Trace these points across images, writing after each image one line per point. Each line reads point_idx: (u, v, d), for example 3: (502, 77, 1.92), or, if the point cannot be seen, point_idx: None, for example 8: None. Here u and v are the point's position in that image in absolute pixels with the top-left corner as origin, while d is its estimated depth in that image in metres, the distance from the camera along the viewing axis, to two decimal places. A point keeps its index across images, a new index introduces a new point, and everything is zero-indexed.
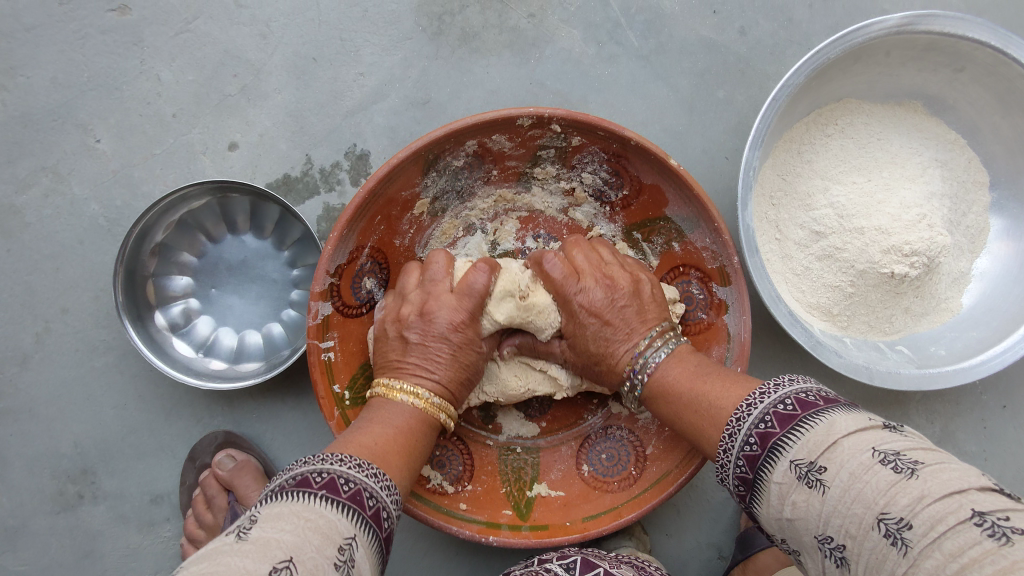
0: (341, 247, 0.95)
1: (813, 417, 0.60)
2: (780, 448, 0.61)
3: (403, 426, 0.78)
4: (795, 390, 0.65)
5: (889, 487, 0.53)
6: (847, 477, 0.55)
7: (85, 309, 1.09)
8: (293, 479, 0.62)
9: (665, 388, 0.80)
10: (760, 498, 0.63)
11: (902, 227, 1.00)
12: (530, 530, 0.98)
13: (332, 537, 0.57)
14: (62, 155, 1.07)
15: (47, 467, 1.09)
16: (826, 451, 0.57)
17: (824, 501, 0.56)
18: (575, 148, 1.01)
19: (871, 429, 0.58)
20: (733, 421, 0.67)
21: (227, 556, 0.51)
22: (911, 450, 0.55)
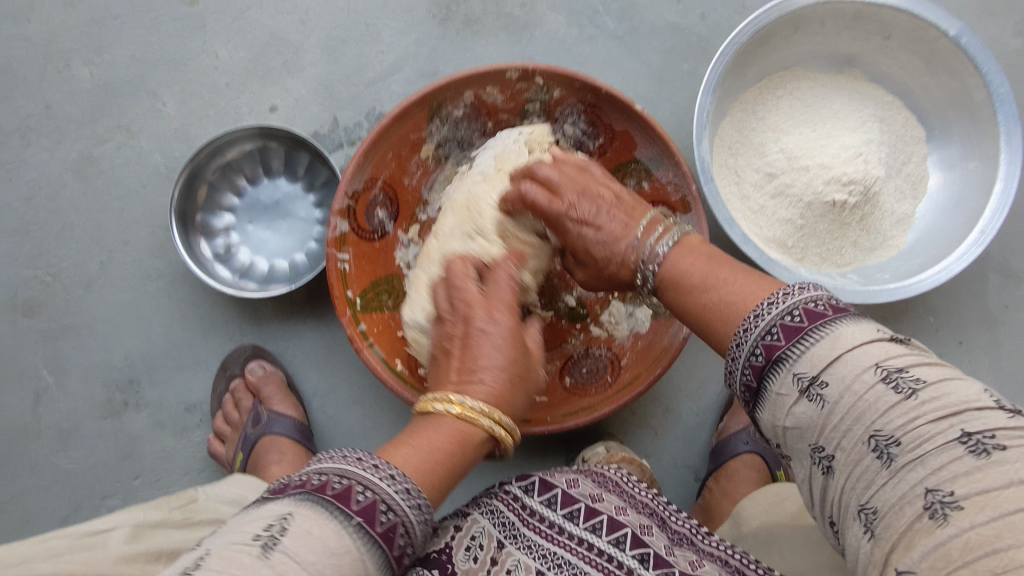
0: (358, 174, 1.13)
1: (816, 332, 0.63)
2: (787, 359, 0.64)
3: (451, 433, 0.78)
4: (780, 313, 0.66)
5: (888, 409, 0.58)
6: (850, 395, 0.60)
7: (142, 241, 1.29)
8: (318, 480, 0.67)
9: (677, 280, 0.82)
10: (763, 405, 0.68)
11: (841, 163, 1.15)
12: (514, 423, 1.12)
13: (352, 571, 0.63)
14: (135, 116, 1.30)
15: (100, 376, 1.27)
16: (828, 366, 0.61)
17: (825, 415, 0.61)
18: (557, 100, 1.20)
19: (877, 343, 0.61)
20: (739, 332, 0.70)
21: (243, 570, 0.57)
22: (918, 368, 0.59)
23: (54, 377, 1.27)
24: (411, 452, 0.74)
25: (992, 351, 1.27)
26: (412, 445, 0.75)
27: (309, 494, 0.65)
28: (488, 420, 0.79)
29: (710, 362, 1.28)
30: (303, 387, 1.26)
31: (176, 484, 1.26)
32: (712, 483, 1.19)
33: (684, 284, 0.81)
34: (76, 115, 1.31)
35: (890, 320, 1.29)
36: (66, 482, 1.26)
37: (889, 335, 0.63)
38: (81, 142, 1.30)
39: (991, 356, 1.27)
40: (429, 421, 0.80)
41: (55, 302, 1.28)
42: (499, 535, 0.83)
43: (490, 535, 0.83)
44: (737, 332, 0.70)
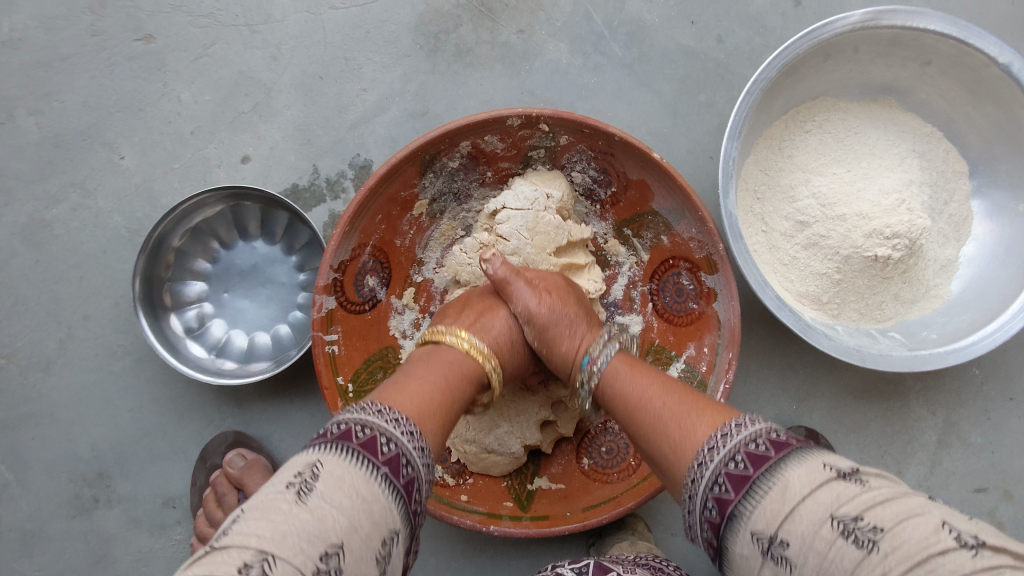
0: (343, 244, 1.00)
1: (774, 470, 0.60)
2: (741, 514, 0.60)
3: (448, 381, 0.79)
4: (743, 440, 0.64)
5: (853, 567, 0.51)
6: (814, 555, 0.53)
7: (105, 315, 1.15)
8: (338, 429, 0.62)
9: (622, 396, 0.82)
10: (729, 564, 0.63)
11: (882, 211, 1.03)
12: (530, 520, 1.02)
13: (382, 525, 0.57)
14: (89, 172, 1.16)
15: (65, 470, 1.15)
16: (785, 522, 0.56)
17: (796, 575, 0.55)
18: (563, 147, 1.07)
19: (832, 479, 0.57)
20: (694, 467, 0.67)
21: (282, 523, 0.52)
22: (874, 491, 0.55)
23: (15, 472, 1.15)
24: (414, 380, 0.76)
25: None
26: (408, 377, 0.77)
27: (331, 443, 0.60)
28: (490, 362, 0.87)
29: None
30: None
31: None
32: None
33: (625, 401, 0.82)
34: (23, 173, 1.16)
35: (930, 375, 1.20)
36: None
37: (840, 474, 0.58)
38: (30, 203, 1.16)
39: None
40: (434, 350, 0.86)
41: (10, 389, 1.15)
42: None
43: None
44: (688, 471, 0.68)
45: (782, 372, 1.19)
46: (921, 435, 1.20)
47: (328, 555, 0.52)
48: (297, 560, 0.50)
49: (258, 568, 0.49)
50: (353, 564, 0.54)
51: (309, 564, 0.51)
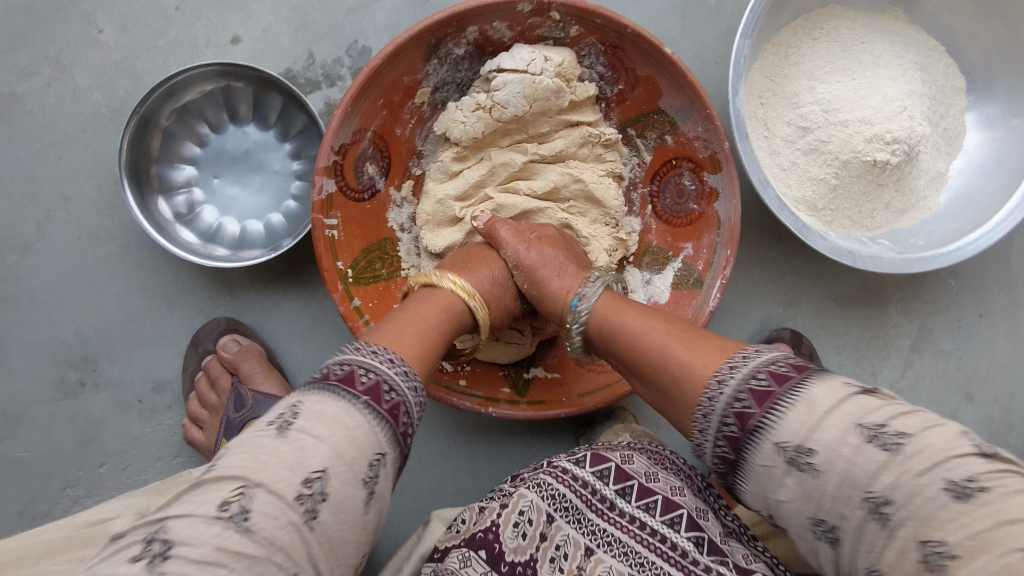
0: (345, 125, 0.98)
1: (800, 386, 0.58)
2: (765, 427, 0.58)
3: (427, 315, 0.80)
4: (765, 362, 0.62)
5: (877, 469, 0.53)
6: (841, 460, 0.54)
7: (86, 198, 1.10)
8: (328, 369, 0.64)
9: (614, 331, 0.80)
10: (746, 478, 0.61)
11: (884, 118, 1.05)
12: (528, 405, 1.03)
13: (366, 449, 0.58)
14: (65, 46, 1.09)
15: (49, 354, 1.11)
16: (812, 431, 0.56)
17: (819, 485, 0.56)
18: (573, 40, 1.05)
19: (851, 397, 0.56)
20: (704, 403, 0.64)
21: (267, 453, 0.54)
22: (897, 417, 0.54)
23: None
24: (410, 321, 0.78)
25: (1010, 318, 1.23)
26: (409, 317, 0.79)
27: (314, 383, 0.61)
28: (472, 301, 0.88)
29: (724, 330, 1.23)
30: (287, 362, 1.12)
31: (146, 472, 1.13)
32: None
33: (618, 334, 0.79)
34: None
35: (911, 284, 1.24)
36: (19, 472, 1.12)
37: (859, 389, 0.58)
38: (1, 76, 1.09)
39: (1008, 322, 1.24)
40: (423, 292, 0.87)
41: None
42: (548, 508, 0.78)
43: (538, 509, 0.78)
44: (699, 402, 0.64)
45: (774, 276, 1.22)
46: (897, 341, 1.24)
47: (311, 481, 0.54)
48: (278, 486, 0.53)
49: (238, 505, 0.52)
50: (340, 487, 0.56)
51: (290, 488, 0.53)
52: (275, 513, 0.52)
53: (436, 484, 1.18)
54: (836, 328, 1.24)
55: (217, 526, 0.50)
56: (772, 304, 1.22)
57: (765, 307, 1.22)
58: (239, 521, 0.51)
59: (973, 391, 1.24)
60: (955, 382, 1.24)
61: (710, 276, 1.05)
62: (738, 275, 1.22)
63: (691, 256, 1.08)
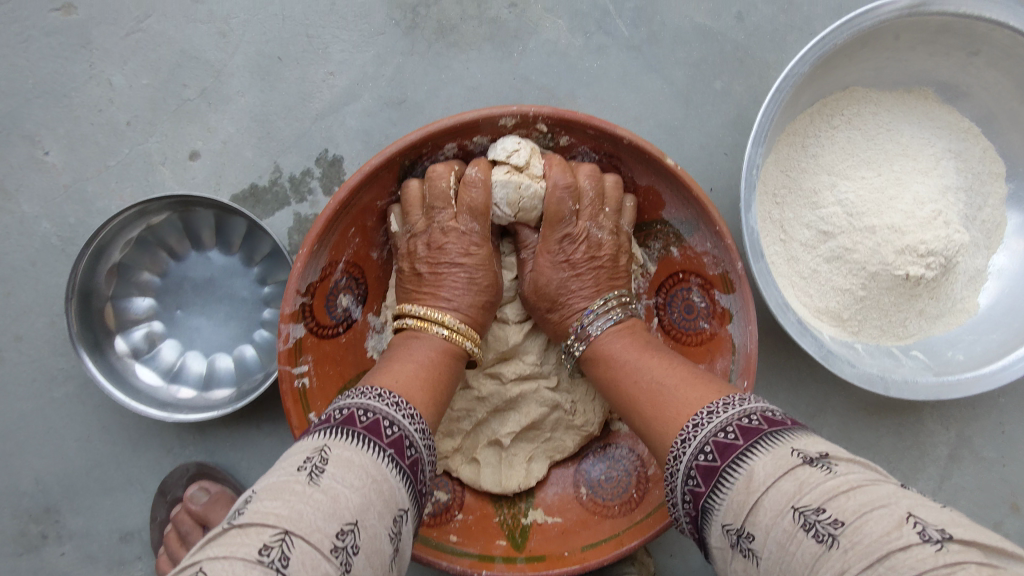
0: (312, 264, 0.88)
1: (758, 446, 0.58)
2: (711, 506, 0.60)
3: (428, 360, 0.79)
4: (714, 430, 0.63)
5: (812, 561, 0.49)
6: (775, 548, 0.52)
7: (41, 335, 1.01)
8: (342, 415, 0.64)
9: (608, 355, 0.84)
10: (710, 555, 0.62)
11: (916, 223, 0.93)
12: (525, 561, 0.90)
13: (389, 503, 0.58)
14: (8, 170, 1.00)
15: (7, 506, 1.01)
16: (749, 514, 0.55)
17: (759, 574, 0.53)
18: (564, 149, 0.94)
19: (790, 469, 0.54)
20: (678, 442, 0.66)
21: (300, 500, 0.51)
22: (839, 493, 0.51)
23: None
24: (401, 363, 0.77)
25: None
26: (405, 355, 0.78)
27: (333, 427, 0.62)
28: (471, 343, 0.85)
29: None
30: None
31: None
32: None
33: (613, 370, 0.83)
34: None
35: None
36: None
37: (807, 459, 0.55)
38: None
39: None
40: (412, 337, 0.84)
41: None
42: None
43: None
44: (674, 443, 0.67)
45: (795, 382, 1.10)
46: (933, 450, 1.12)
47: (345, 531, 0.51)
48: (314, 536, 0.49)
49: (278, 550, 0.47)
50: (369, 539, 0.53)
51: (327, 537, 0.50)
52: (313, 563, 0.48)
53: None
54: (865, 440, 1.12)
55: (258, 571, 0.45)
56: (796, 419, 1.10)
57: None
58: (279, 568, 0.46)
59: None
60: (1001, 494, 1.11)
61: None
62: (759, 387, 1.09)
63: None
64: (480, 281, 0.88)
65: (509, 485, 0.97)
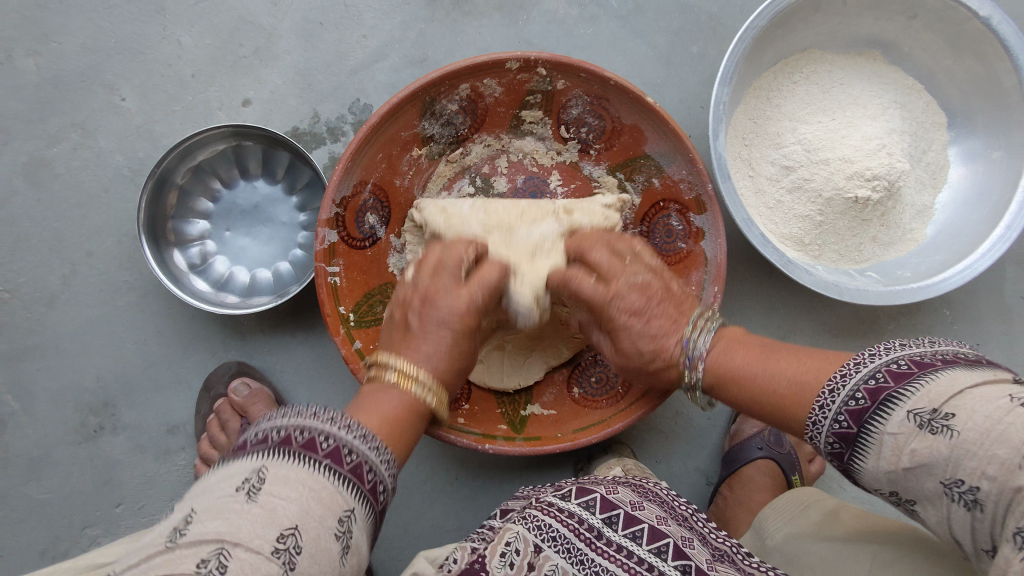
0: (345, 180, 1.04)
1: (934, 373, 0.60)
2: (879, 418, 0.62)
3: (412, 397, 0.76)
4: (864, 376, 0.65)
5: (950, 454, 0.56)
6: (983, 420, 0.55)
7: (108, 252, 1.18)
8: (280, 435, 0.61)
9: (733, 374, 0.81)
10: (866, 452, 0.63)
11: (864, 156, 1.08)
12: (523, 441, 1.05)
13: (334, 507, 0.58)
14: (90, 113, 1.18)
15: (71, 399, 1.17)
16: (951, 398, 0.57)
17: (954, 447, 0.56)
18: (560, 92, 1.10)
19: (998, 382, 0.58)
20: (823, 395, 0.68)
21: (238, 519, 0.53)
22: (1001, 389, 0.57)
23: (20, 401, 1.18)
24: (385, 397, 0.74)
25: (1007, 344, 1.24)
26: (388, 388, 0.76)
27: (274, 448, 0.59)
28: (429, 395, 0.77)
29: None
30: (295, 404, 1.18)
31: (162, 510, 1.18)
32: (726, 493, 1.18)
33: (738, 377, 0.80)
34: (23, 113, 1.18)
35: (905, 314, 1.25)
36: (42, 513, 1.18)
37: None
38: (32, 143, 1.18)
39: (1006, 350, 1.24)
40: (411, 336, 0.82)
41: (15, 322, 1.18)
42: (534, 538, 0.79)
43: (524, 540, 0.79)
44: (811, 409, 0.69)
45: (765, 306, 1.24)
46: None
47: (285, 536, 0.53)
48: (255, 543, 0.52)
49: (216, 562, 0.51)
50: (312, 540, 0.55)
51: (266, 543, 0.52)
52: (251, 567, 0.51)
53: (440, 518, 1.23)
54: None
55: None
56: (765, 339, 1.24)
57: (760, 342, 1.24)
58: None
59: None
60: None
61: None
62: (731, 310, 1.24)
63: None
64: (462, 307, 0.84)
65: (510, 382, 1.12)
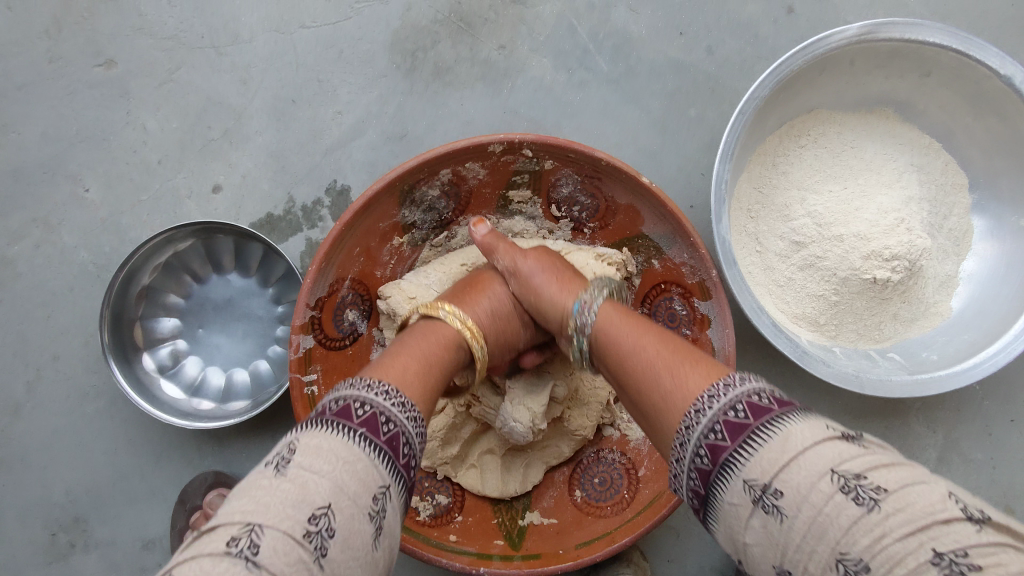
0: (320, 280, 0.96)
1: (778, 421, 0.57)
2: (732, 464, 0.57)
3: (424, 353, 0.77)
4: (722, 407, 0.60)
5: (849, 525, 0.49)
6: (807, 507, 0.51)
7: (76, 354, 1.11)
8: (338, 405, 0.62)
9: (617, 351, 0.77)
10: (715, 516, 0.60)
11: (881, 232, 1.00)
12: (523, 559, 0.96)
13: (369, 484, 0.57)
14: (54, 206, 1.11)
15: (40, 515, 1.10)
16: (781, 471, 0.53)
17: (784, 532, 0.52)
18: (549, 171, 1.02)
19: (829, 442, 0.54)
20: (682, 429, 0.63)
21: (267, 494, 0.52)
22: (872, 470, 0.51)
23: None
24: (408, 350, 0.77)
25: None
26: (397, 354, 0.75)
27: (311, 420, 0.61)
28: (461, 322, 0.86)
29: None
30: None
31: None
32: None
33: (610, 351, 0.78)
34: None
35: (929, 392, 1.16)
36: None
37: (848, 479, 0.51)
38: None
39: None
40: (426, 327, 0.85)
41: None
42: None
43: None
44: (675, 444, 0.64)
45: (776, 392, 1.15)
46: (921, 453, 1.16)
47: (317, 515, 0.52)
48: (284, 525, 0.50)
49: (247, 541, 0.49)
50: (346, 522, 0.53)
51: (297, 524, 0.51)
52: (285, 550, 0.49)
53: None
54: None
55: (225, 563, 0.48)
56: None
57: None
58: (247, 559, 0.48)
59: (1011, 504, 1.15)
60: (990, 494, 1.15)
61: None
62: None
63: None
64: (498, 308, 0.93)
65: (507, 488, 1.05)
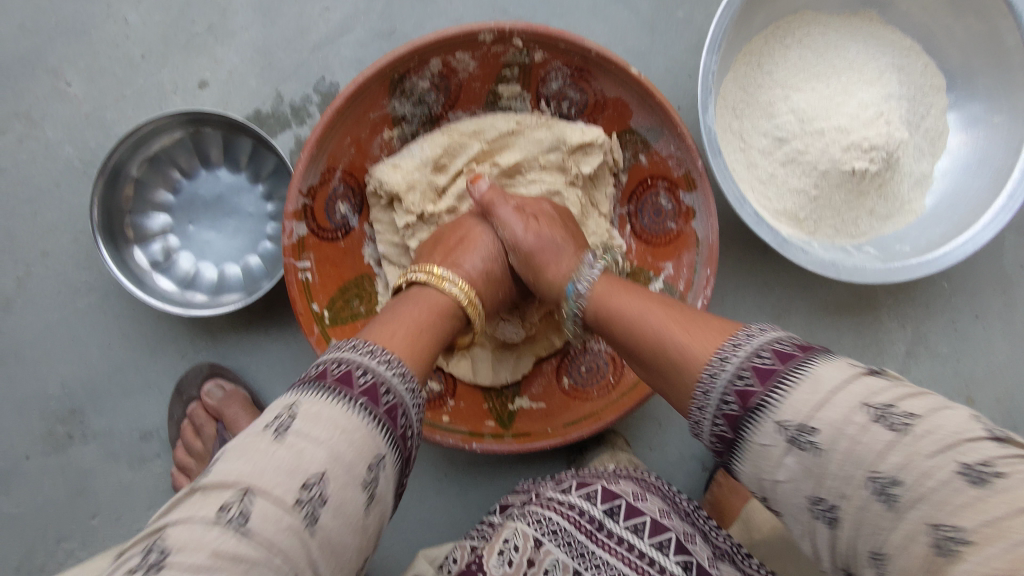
0: (312, 168, 0.96)
1: (803, 365, 0.59)
2: (766, 408, 0.59)
3: (415, 321, 0.78)
4: (748, 356, 0.62)
5: (884, 448, 0.53)
6: (844, 439, 0.54)
7: (65, 250, 1.11)
8: (319, 371, 0.64)
9: (609, 316, 0.81)
10: (741, 457, 0.62)
11: (861, 125, 1.03)
12: (512, 437, 1.02)
13: (364, 452, 0.59)
14: (35, 100, 1.10)
15: (37, 408, 1.12)
16: (816, 410, 0.56)
17: (820, 464, 0.56)
18: (539, 64, 1.03)
19: (859, 377, 0.57)
20: (705, 378, 0.65)
21: (261, 461, 0.54)
22: (906, 400, 0.54)
23: None
24: (393, 318, 0.77)
25: (1006, 315, 1.21)
26: (386, 319, 0.77)
27: (309, 383, 0.62)
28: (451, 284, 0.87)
29: None
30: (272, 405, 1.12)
31: (139, 520, 1.13)
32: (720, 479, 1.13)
33: (610, 318, 0.81)
34: None
35: (902, 289, 1.22)
36: (12, 527, 1.12)
37: (879, 414, 0.54)
38: None
39: (1005, 320, 1.21)
40: (407, 295, 0.85)
41: None
42: (535, 531, 0.78)
43: (525, 535, 0.78)
44: (696, 394, 0.66)
45: (761, 289, 1.20)
46: (891, 346, 1.22)
47: (309, 484, 0.54)
48: (277, 491, 0.53)
49: (238, 508, 0.52)
50: (338, 490, 0.56)
51: (289, 493, 0.53)
52: (275, 517, 0.52)
53: (430, 518, 1.19)
54: (827, 337, 1.22)
55: (216, 529, 0.51)
56: (760, 317, 1.20)
57: (753, 320, 1.20)
58: (238, 525, 0.51)
59: (972, 394, 1.21)
60: (952, 384, 1.22)
61: (692, 296, 1.03)
62: (725, 292, 1.19)
63: (672, 277, 1.06)
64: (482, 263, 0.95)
65: (497, 378, 1.07)
